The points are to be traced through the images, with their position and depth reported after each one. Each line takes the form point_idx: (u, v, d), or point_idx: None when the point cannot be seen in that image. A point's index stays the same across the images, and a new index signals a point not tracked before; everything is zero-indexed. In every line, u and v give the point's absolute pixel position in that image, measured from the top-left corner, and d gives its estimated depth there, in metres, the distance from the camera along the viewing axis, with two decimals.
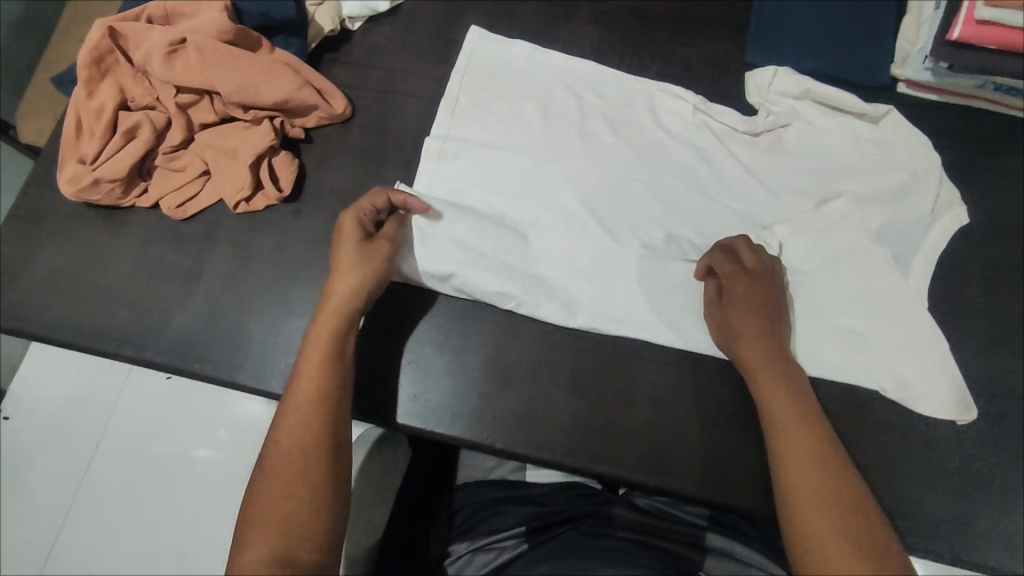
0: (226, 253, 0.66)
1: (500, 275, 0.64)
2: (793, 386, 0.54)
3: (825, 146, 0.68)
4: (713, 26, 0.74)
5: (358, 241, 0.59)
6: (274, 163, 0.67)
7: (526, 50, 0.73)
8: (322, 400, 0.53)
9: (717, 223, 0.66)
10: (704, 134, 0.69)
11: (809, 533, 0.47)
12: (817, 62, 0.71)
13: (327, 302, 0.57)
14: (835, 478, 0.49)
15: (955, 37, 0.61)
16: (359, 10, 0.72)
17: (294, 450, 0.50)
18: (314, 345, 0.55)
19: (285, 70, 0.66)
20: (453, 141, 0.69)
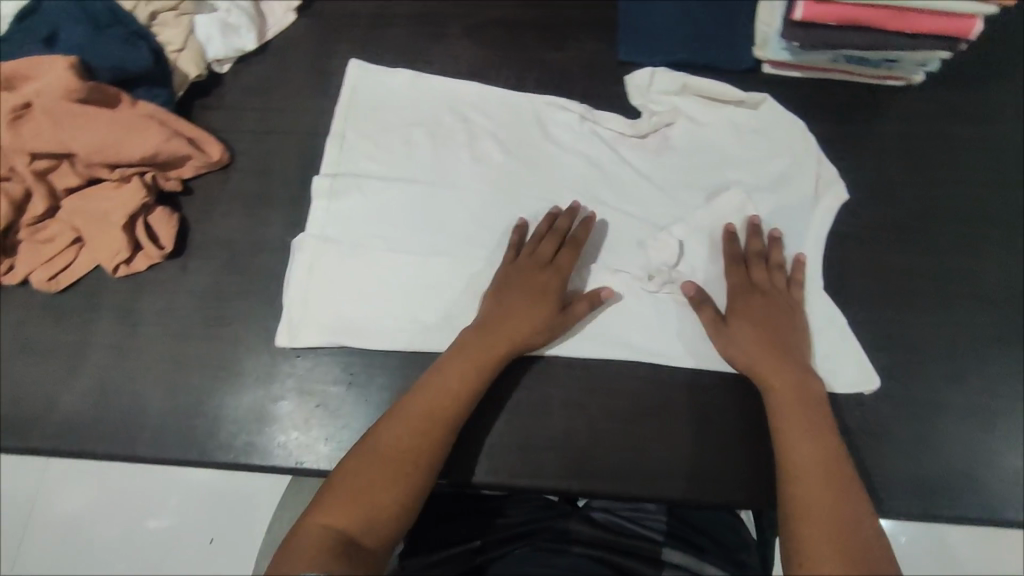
0: (109, 322, 0.63)
1: (400, 312, 0.62)
2: (807, 384, 0.56)
3: (712, 139, 0.67)
4: (584, 27, 0.74)
5: (553, 308, 0.59)
6: (150, 220, 0.64)
7: (408, 77, 0.71)
8: (423, 424, 0.54)
9: (615, 228, 0.65)
10: (593, 142, 0.68)
11: (801, 536, 0.48)
12: (686, 51, 0.71)
13: (486, 337, 0.58)
14: (838, 483, 0.50)
15: (798, 17, 0.61)
16: (225, 52, 0.71)
17: (407, 445, 0.53)
18: (465, 359, 0.57)
19: (151, 123, 0.63)
20: (343, 177, 0.66)
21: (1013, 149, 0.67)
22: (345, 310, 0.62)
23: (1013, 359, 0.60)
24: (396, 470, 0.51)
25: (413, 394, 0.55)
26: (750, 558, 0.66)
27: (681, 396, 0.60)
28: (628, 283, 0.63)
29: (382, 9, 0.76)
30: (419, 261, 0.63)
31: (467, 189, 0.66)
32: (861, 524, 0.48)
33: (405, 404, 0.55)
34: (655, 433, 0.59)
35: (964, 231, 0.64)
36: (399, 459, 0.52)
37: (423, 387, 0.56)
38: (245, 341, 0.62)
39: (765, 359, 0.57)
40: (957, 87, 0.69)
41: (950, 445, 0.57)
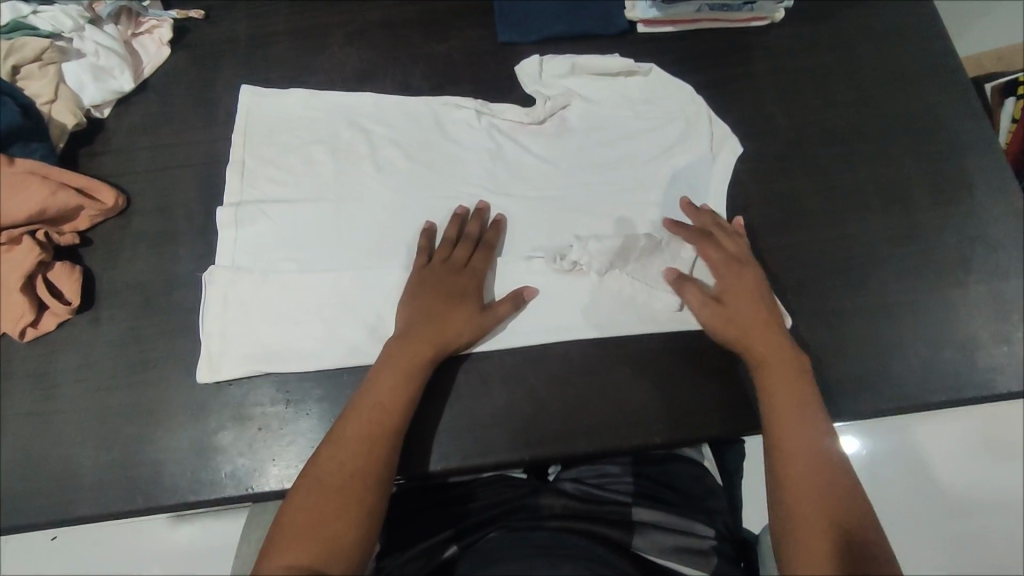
0: (26, 387, 0.61)
1: (327, 333, 0.62)
2: (792, 371, 0.56)
3: (605, 115, 0.70)
4: (461, 16, 0.75)
5: (474, 307, 0.60)
6: (51, 278, 0.62)
7: (303, 96, 0.71)
8: (365, 440, 0.54)
9: (526, 209, 0.66)
10: (493, 135, 0.69)
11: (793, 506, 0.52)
12: (562, 23, 0.73)
13: (413, 344, 0.58)
14: (827, 481, 0.52)
15: None
16: (102, 96, 0.69)
17: (352, 470, 0.52)
18: (394, 373, 0.56)
19: (32, 179, 0.62)
20: (246, 204, 0.66)
21: (875, 68, 0.71)
22: (269, 342, 0.61)
23: (908, 258, 0.64)
24: (346, 492, 0.52)
25: (351, 417, 0.55)
26: (718, 502, 0.68)
27: (612, 349, 0.61)
28: (543, 269, 0.64)
29: (260, 30, 0.75)
30: (335, 282, 0.63)
31: (376, 199, 0.66)
32: (844, 507, 0.51)
33: (343, 428, 0.55)
34: (592, 391, 0.60)
35: (843, 151, 0.68)
36: (350, 484, 0.52)
37: (359, 407, 0.55)
38: (172, 381, 0.61)
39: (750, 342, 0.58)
40: (815, 20, 0.73)
41: (865, 346, 0.61)
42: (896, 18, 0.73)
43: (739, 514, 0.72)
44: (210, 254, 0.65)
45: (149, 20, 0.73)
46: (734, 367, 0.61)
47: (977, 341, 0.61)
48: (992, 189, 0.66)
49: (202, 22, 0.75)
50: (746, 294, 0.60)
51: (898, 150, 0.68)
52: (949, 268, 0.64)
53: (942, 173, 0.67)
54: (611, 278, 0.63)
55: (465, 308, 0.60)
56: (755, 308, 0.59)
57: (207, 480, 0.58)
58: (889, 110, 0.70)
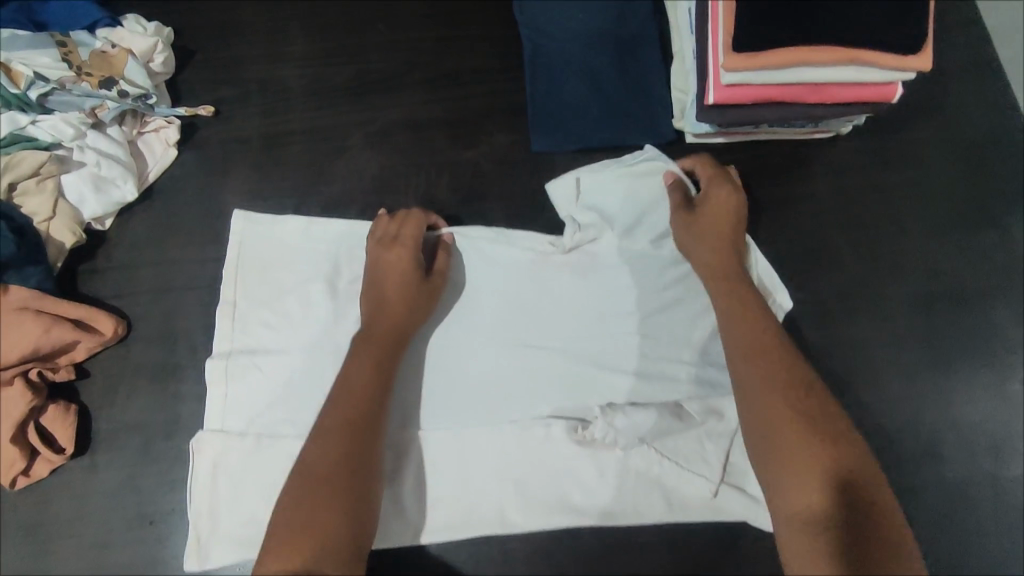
0: (18, 540, 0.57)
1: None
2: (748, 310, 0.54)
3: (640, 251, 0.60)
4: (493, 119, 0.69)
5: (416, 278, 0.56)
6: (44, 421, 0.57)
7: (301, 224, 0.62)
8: (345, 430, 0.50)
9: (546, 323, 0.59)
10: (512, 274, 0.60)
11: (781, 448, 0.48)
12: (602, 132, 0.67)
13: (376, 331, 0.54)
14: (826, 438, 0.48)
15: (711, 101, 0.55)
16: (104, 208, 0.64)
17: (336, 467, 0.48)
18: (358, 363, 0.53)
19: (25, 315, 0.57)
20: (238, 356, 0.58)
21: (948, 192, 0.64)
22: (256, 525, 0.54)
23: (972, 420, 0.59)
24: (330, 477, 0.48)
25: (328, 410, 0.51)
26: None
27: (642, 503, 0.55)
28: (561, 438, 0.56)
29: (275, 128, 0.70)
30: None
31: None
32: (840, 454, 0.47)
33: (322, 420, 0.51)
34: (621, 553, 0.55)
35: (909, 290, 0.62)
36: (332, 479, 0.48)
37: (331, 404, 0.51)
38: (173, 539, 0.57)
39: (720, 294, 0.56)
40: (884, 133, 0.66)
41: (923, 523, 0.57)
42: (975, 134, 0.65)
43: None
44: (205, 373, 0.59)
45: (155, 119, 0.68)
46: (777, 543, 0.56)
47: None
48: None
49: (212, 119, 0.70)
50: (726, 202, 0.57)
51: (969, 293, 0.62)
52: (1012, 435, 0.60)
53: None
54: (636, 453, 0.55)
55: (410, 279, 0.56)
56: (727, 215, 0.57)
57: None
58: (961, 247, 0.63)
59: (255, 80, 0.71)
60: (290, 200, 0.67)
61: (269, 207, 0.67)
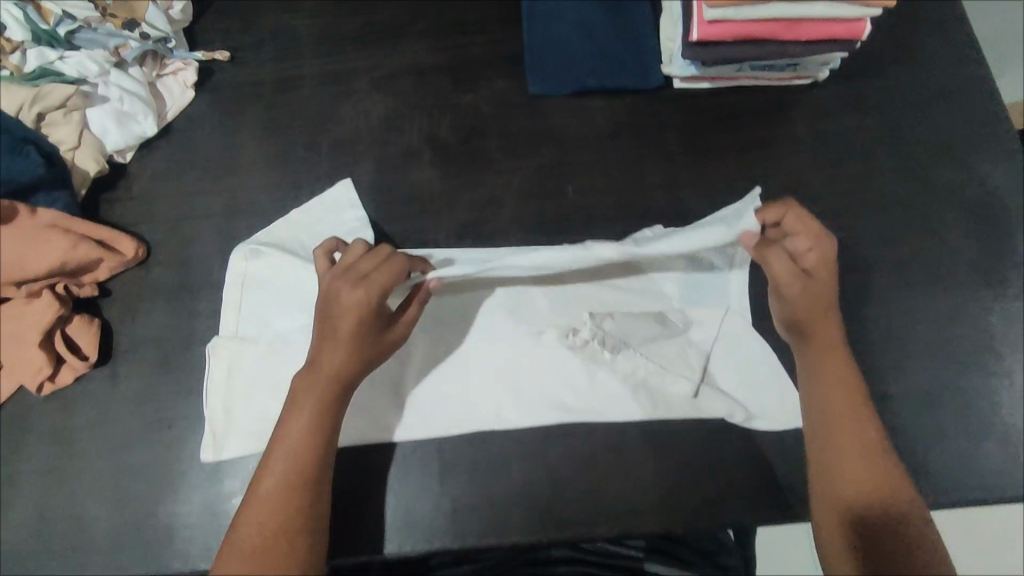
0: (43, 442, 0.60)
1: None
2: (840, 359, 0.56)
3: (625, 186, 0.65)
4: (492, 65, 0.73)
5: (369, 326, 0.55)
6: (69, 331, 0.62)
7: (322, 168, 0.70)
8: (299, 474, 0.53)
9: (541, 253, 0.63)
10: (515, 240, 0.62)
11: (838, 472, 0.53)
12: (594, 77, 0.71)
13: (311, 392, 0.54)
14: (885, 483, 0.52)
15: (696, 39, 0.60)
16: (125, 140, 0.68)
17: (269, 532, 0.51)
18: (294, 424, 0.54)
19: (53, 232, 0.61)
20: (255, 269, 0.64)
21: (922, 133, 0.68)
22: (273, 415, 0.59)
23: (952, 340, 0.61)
24: (279, 520, 0.51)
25: (264, 467, 0.53)
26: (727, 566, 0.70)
27: (627, 403, 0.59)
28: (553, 342, 0.60)
29: (286, 72, 0.74)
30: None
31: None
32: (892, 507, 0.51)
33: (272, 459, 0.53)
34: (607, 456, 0.58)
35: (884, 222, 0.65)
36: (276, 544, 0.51)
37: (268, 460, 0.53)
38: (186, 442, 0.60)
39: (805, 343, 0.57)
40: (860, 79, 0.70)
41: (907, 435, 0.58)
42: (947, 81, 0.69)
43: None
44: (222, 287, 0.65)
45: (174, 62, 0.72)
46: (767, 453, 0.58)
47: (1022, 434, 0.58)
48: None
49: (227, 64, 0.74)
50: (827, 273, 0.55)
51: (944, 222, 0.65)
52: (994, 353, 0.60)
53: (990, 250, 0.64)
54: (622, 356, 0.60)
55: (362, 325, 0.54)
56: (827, 282, 0.56)
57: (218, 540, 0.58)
58: (934, 181, 0.66)
59: (269, 29, 0.75)
60: (299, 139, 0.71)
61: (279, 144, 0.71)
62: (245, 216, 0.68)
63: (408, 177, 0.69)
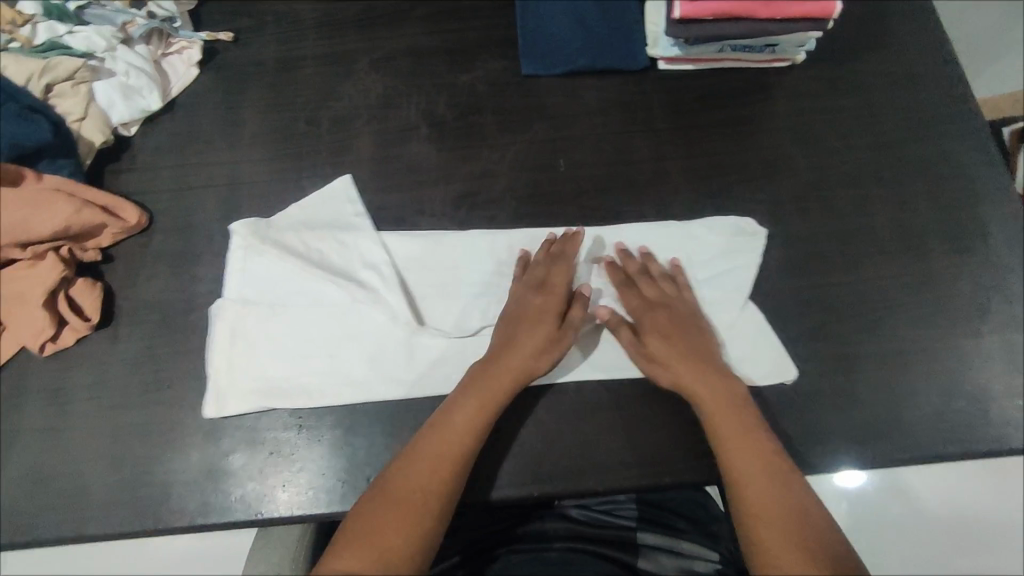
0: (43, 401, 0.61)
1: (331, 375, 0.61)
2: (723, 388, 0.59)
3: (615, 170, 0.70)
4: (488, 48, 0.76)
5: (548, 327, 0.61)
6: (72, 293, 0.63)
7: (323, 143, 0.72)
8: (460, 454, 0.56)
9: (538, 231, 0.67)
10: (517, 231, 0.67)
11: (749, 504, 0.55)
12: (584, 59, 0.74)
13: (508, 380, 0.58)
14: (794, 511, 0.54)
15: (678, 16, 0.65)
16: (131, 114, 0.70)
17: (438, 493, 0.55)
18: (473, 411, 0.57)
19: (57, 196, 0.63)
20: (268, 234, 0.66)
21: (895, 113, 0.71)
22: (278, 374, 0.61)
23: (926, 305, 0.64)
24: (427, 499, 0.54)
25: (431, 435, 0.56)
26: (719, 529, 0.72)
27: (613, 366, 0.62)
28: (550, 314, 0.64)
29: (288, 53, 0.76)
30: (342, 320, 0.63)
31: (377, 247, 0.66)
32: (810, 535, 0.53)
33: (429, 438, 0.56)
34: (598, 413, 0.60)
35: (859, 195, 0.68)
36: (414, 511, 0.54)
37: (441, 431, 0.56)
38: (185, 401, 0.61)
39: (678, 367, 0.59)
40: (837, 62, 0.73)
41: (882, 392, 0.61)
42: (919, 64, 0.73)
43: None
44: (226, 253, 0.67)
45: (179, 41, 0.74)
46: None
47: (992, 393, 0.61)
48: (1008, 239, 0.66)
49: (232, 44, 0.76)
50: (679, 311, 0.63)
51: (915, 195, 0.68)
52: (964, 315, 0.63)
53: (959, 222, 0.67)
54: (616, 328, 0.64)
55: (548, 329, 0.61)
56: (673, 331, 0.61)
57: (217, 496, 0.58)
58: (907, 157, 0.70)
59: (272, 13, 0.78)
60: (301, 115, 0.73)
61: (281, 120, 0.73)
62: (246, 186, 0.70)
63: (406, 151, 0.71)
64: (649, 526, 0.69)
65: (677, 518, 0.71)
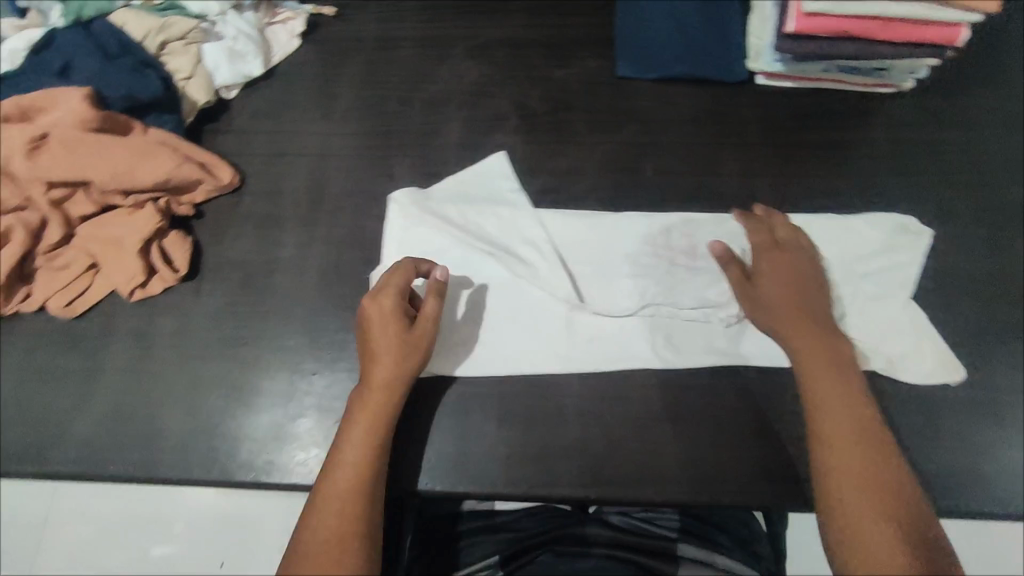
0: (127, 345, 0.64)
1: (445, 340, 0.63)
2: (828, 349, 0.57)
3: (704, 181, 0.69)
4: (584, 46, 0.76)
5: (401, 328, 0.58)
6: (165, 244, 0.65)
7: (414, 124, 0.73)
8: (361, 477, 0.54)
9: (624, 232, 0.67)
10: (601, 230, 0.67)
11: (837, 474, 0.52)
12: (681, 66, 0.73)
13: (376, 391, 0.57)
14: (887, 489, 0.51)
15: (791, 30, 0.63)
16: (233, 78, 0.72)
17: (351, 484, 0.53)
18: (356, 441, 0.55)
19: (162, 149, 0.65)
20: (419, 200, 0.68)
21: (1002, 152, 0.69)
22: None
23: (1016, 354, 0.61)
24: (349, 526, 0.52)
25: (328, 470, 0.54)
26: (761, 549, 0.71)
27: (684, 378, 0.61)
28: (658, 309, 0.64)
29: (388, 33, 0.77)
30: (469, 288, 0.65)
31: (536, 224, 0.67)
32: (902, 516, 0.49)
33: (337, 468, 0.54)
34: (664, 423, 0.60)
35: (957, 232, 0.66)
36: (341, 542, 0.51)
37: (332, 467, 0.54)
38: (259, 361, 0.63)
39: (782, 321, 0.59)
40: (947, 94, 0.71)
41: (962, 438, 0.58)
42: None
43: (783, 562, 0.73)
44: (313, 222, 0.68)
45: (285, 12, 0.76)
46: None
47: None
48: None
49: (334, 20, 0.78)
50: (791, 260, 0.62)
51: (1015, 240, 0.65)
52: None
53: None
54: None
55: (400, 331, 0.58)
56: (789, 276, 0.61)
57: (281, 456, 0.60)
58: (1009, 199, 0.67)
59: None
60: (394, 95, 0.74)
61: (375, 97, 0.74)
62: (336, 158, 0.71)
63: (495, 141, 0.72)
64: (690, 539, 0.68)
65: (719, 533, 0.70)
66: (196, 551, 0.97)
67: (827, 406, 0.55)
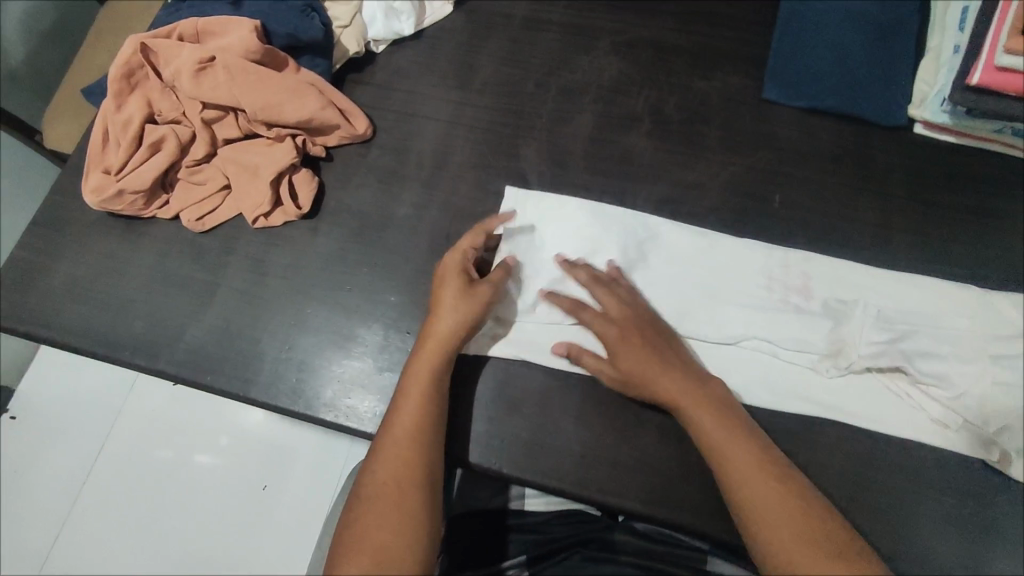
0: (242, 267, 0.67)
1: (539, 329, 0.63)
2: (687, 377, 0.57)
3: (836, 224, 0.66)
4: (734, 61, 0.73)
5: (459, 284, 0.60)
6: (294, 180, 0.68)
7: (545, 109, 0.73)
8: (417, 438, 0.54)
9: (742, 257, 0.65)
10: (715, 251, 0.65)
11: (739, 490, 0.51)
12: (836, 99, 0.70)
13: (424, 348, 0.58)
14: (795, 511, 0.50)
15: (974, 83, 0.59)
16: (385, 34, 0.74)
17: (408, 439, 0.54)
18: (410, 404, 0.56)
19: (311, 90, 0.68)
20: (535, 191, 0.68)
21: None
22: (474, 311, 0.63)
23: None
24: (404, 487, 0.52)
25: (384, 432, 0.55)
26: None
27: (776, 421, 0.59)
28: (760, 345, 0.61)
29: (537, 14, 0.77)
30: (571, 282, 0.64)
31: (647, 233, 0.66)
32: (816, 538, 0.49)
33: (392, 429, 0.55)
34: None
35: None
36: (399, 502, 0.52)
37: (387, 429, 0.55)
38: (359, 309, 0.65)
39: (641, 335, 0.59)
40: None
41: None
42: None
43: None
44: (433, 186, 0.70)
45: None
46: (912, 517, 0.56)
47: None
48: None
49: None
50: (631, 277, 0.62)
51: None
52: None
53: None
54: (866, 380, 0.60)
55: (459, 289, 0.60)
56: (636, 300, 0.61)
57: (363, 403, 0.62)
58: None
59: None
60: (532, 76, 0.74)
61: (513, 75, 0.74)
62: (465, 128, 0.72)
63: (624, 141, 0.71)
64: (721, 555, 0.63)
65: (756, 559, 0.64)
66: (246, 471, 1.01)
67: (723, 448, 0.53)
